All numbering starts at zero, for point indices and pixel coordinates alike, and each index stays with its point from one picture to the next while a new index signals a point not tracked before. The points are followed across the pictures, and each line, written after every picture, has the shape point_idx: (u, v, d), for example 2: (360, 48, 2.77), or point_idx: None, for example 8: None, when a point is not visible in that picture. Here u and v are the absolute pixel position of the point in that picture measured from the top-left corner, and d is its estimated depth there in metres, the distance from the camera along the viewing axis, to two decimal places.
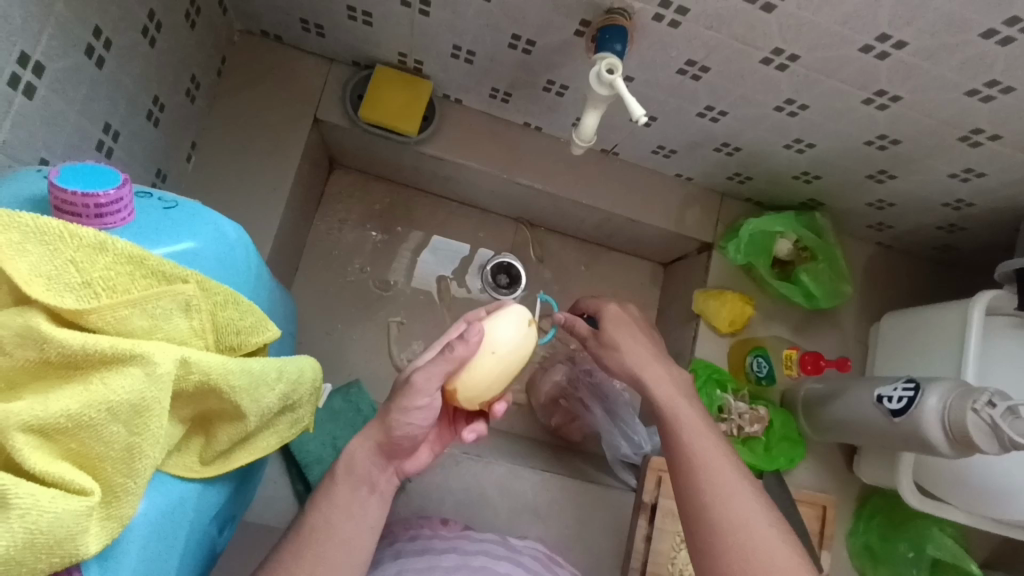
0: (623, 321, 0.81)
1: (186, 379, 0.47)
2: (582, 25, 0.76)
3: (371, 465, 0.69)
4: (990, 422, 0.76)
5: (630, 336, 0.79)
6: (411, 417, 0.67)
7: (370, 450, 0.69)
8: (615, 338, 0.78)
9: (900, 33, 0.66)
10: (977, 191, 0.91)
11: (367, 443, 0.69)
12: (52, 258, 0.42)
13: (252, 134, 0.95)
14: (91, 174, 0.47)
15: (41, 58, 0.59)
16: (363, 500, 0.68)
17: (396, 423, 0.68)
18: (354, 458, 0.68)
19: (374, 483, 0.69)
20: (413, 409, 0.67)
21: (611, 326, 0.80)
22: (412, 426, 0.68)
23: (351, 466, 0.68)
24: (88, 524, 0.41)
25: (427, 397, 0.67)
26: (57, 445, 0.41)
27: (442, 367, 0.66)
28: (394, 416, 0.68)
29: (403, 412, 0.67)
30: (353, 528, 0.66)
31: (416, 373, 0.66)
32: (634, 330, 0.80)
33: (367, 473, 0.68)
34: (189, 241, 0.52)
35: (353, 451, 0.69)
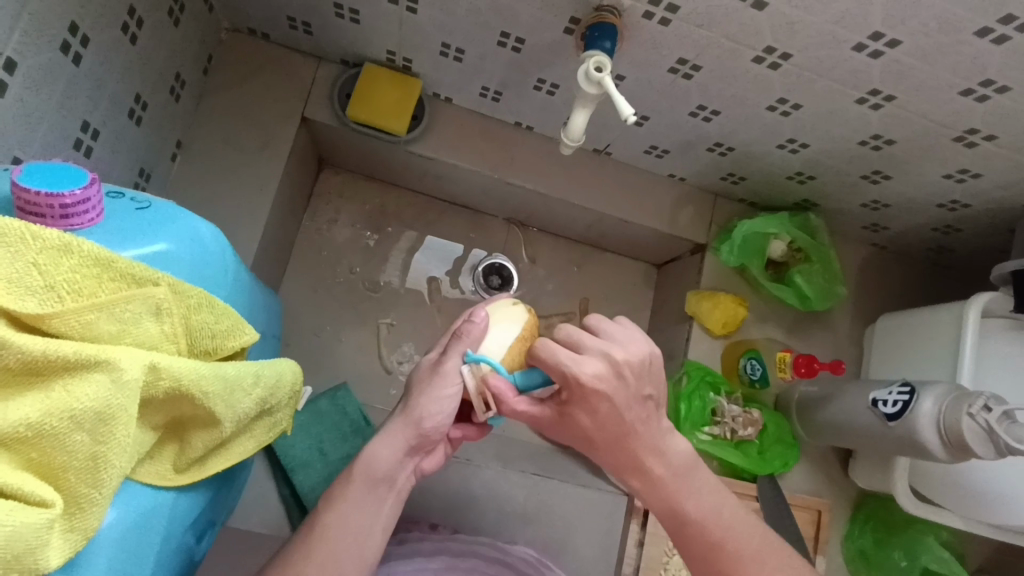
0: (606, 410, 0.60)
1: (155, 385, 0.45)
2: (572, 23, 0.75)
3: (393, 465, 0.66)
4: (986, 427, 0.74)
5: (614, 430, 0.62)
6: (444, 407, 0.65)
7: (396, 447, 0.66)
8: (590, 433, 0.63)
9: (893, 32, 0.65)
10: (973, 193, 0.90)
11: (392, 439, 0.66)
12: (13, 260, 0.40)
13: (239, 133, 0.93)
14: (57, 174, 0.45)
15: (14, 54, 0.57)
16: (379, 499, 0.66)
17: (427, 413, 0.65)
18: (375, 457, 0.65)
19: (394, 480, 0.67)
20: (443, 399, 0.65)
21: (586, 421, 0.62)
22: (441, 417, 0.66)
23: (373, 464, 0.65)
24: (50, 536, 0.40)
25: (456, 384, 0.64)
26: (17, 454, 0.39)
27: (463, 350, 0.64)
28: (426, 406, 0.65)
29: (433, 400, 0.65)
30: (365, 530, 0.64)
31: (445, 360, 0.64)
32: (620, 420, 0.61)
33: (387, 472, 0.66)
34: (161, 243, 0.51)
35: (374, 449, 0.66)
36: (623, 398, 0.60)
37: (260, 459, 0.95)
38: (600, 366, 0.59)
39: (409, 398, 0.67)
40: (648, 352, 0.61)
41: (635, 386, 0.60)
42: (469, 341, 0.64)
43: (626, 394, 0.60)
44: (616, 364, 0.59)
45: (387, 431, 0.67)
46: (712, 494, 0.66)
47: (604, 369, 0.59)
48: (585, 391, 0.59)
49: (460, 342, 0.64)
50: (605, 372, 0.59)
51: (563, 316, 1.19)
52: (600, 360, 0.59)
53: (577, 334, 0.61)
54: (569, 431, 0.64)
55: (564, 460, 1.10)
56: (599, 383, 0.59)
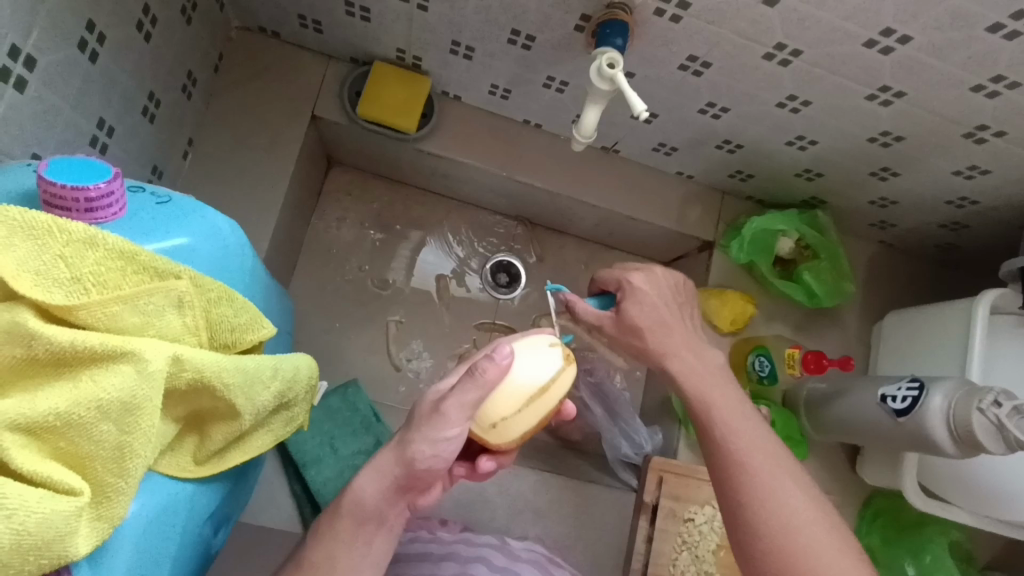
0: (649, 305, 0.76)
1: (178, 377, 0.46)
2: (582, 20, 0.75)
3: (382, 501, 0.64)
4: (996, 422, 0.74)
5: (659, 321, 0.76)
6: (439, 448, 0.62)
7: (383, 485, 0.63)
8: (638, 325, 0.76)
9: (904, 28, 0.65)
10: (982, 189, 0.90)
11: (381, 476, 0.63)
12: (40, 253, 0.41)
13: (250, 131, 0.94)
14: (81, 168, 0.46)
15: (32, 51, 0.57)
16: (368, 536, 0.64)
17: (420, 455, 0.62)
18: (362, 494, 0.63)
19: (384, 516, 0.65)
20: (440, 440, 0.61)
21: (634, 315, 0.77)
22: (437, 459, 0.62)
23: (360, 501, 0.63)
24: (77, 525, 0.40)
25: (458, 425, 0.61)
26: (46, 444, 0.40)
27: (472, 392, 0.60)
28: (416, 450, 0.61)
29: (428, 443, 0.61)
30: (357, 563, 0.64)
31: (447, 400, 0.60)
32: (659, 313, 0.77)
33: (375, 509, 0.64)
34: (181, 237, 0.51)
35: (359, 487, 0.63)
36: (662, 297, 0.78)
37: (272, 456, 0.96)
38: (647, 276, 0.79)
39: (404, 430, 0.64)
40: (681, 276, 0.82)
41: (671, 292, 0.79)
42: (479, 384, 0.60)
43: (667, 296, 0.78)
44: (657, 274, 0.79)
45: (376, 466, 0.64)
46: (762, 437, 0.64)
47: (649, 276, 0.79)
48: (633, 289, 0.78)
49: (473, 383, 0.60)
50: (650, 278, 0.79)
51: None
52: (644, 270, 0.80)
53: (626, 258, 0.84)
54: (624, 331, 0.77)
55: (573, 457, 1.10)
56: (647, 284, 0.78)
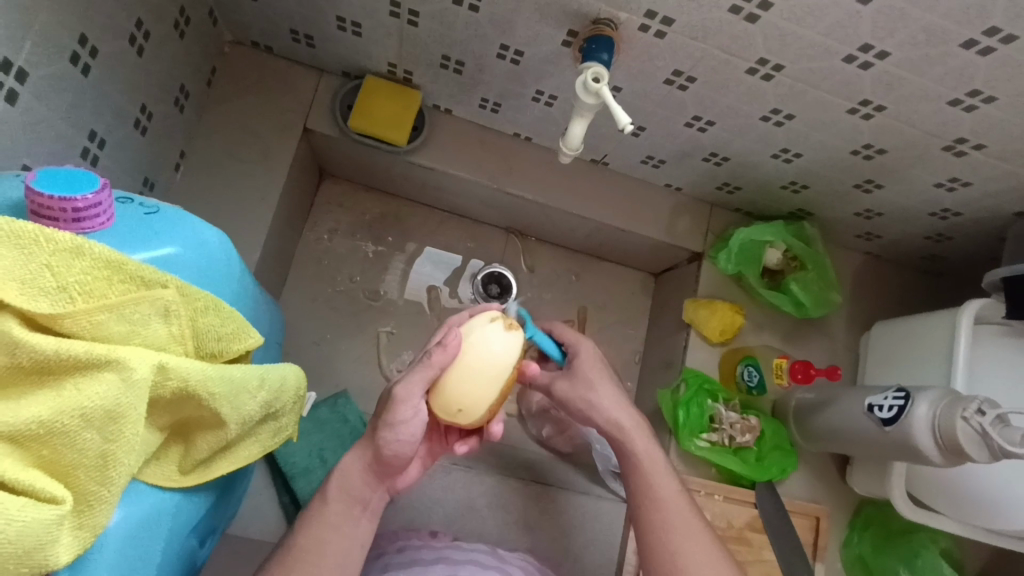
0: (597, 371, 0.76)
1: (164, 386, 0.46)
2: (569, 36, 0.77)
3: (364, 484, 0.68)
4: (979, 430, 0.75)
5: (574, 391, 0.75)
6: (400, 432, 0.66)
7: (360, 471, 0.68)
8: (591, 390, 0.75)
9: (881, 44, 0.67)
10: (963, 201, 0.91)
11: (357, 462, 0.68)
12: (26, 262, 0.41)
13: (240, 144, 0.94)
14: (68, 179, 0.46)
15: (24, 64, 0.58)
16: (355, 521, 0.68)
17: (386, 441, 0.66)
18: (347, 479, 0.68)
19: (367, 503, 0.69)
20: (400, 423, 0.65)
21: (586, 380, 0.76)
22: (402, 442, 0.67)
23: (346, 484, 0.68)
24: (59, 533, 0.41)
25: (413, 408, 0.64)
26: (28, 452, 0.40)
27: (419, 376, 0.63)
28: (385, 434, 0.66)
29: (391, 427, 0.66)
30: (346, 546, 0.67)
31: (398, 386, 0.64)
32: (609, 385, 0.76)
33: (361, 494, 0.68)
34: (169, 247, 0.52)
35: (343, 472, 0.68)
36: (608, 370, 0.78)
37: (261, 466, 0.96)
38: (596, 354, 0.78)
39: (374, 421, 0.68)
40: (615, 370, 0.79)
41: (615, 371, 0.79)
42: (428, 369, 0.63)
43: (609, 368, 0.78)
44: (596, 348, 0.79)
45: (358, 451, 0.69)
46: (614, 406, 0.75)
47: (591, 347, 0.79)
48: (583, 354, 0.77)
49: (423, 368, 0.63)
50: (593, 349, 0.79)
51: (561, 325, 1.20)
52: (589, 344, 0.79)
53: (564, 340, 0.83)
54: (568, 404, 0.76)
55: (563, 467, 1.10)
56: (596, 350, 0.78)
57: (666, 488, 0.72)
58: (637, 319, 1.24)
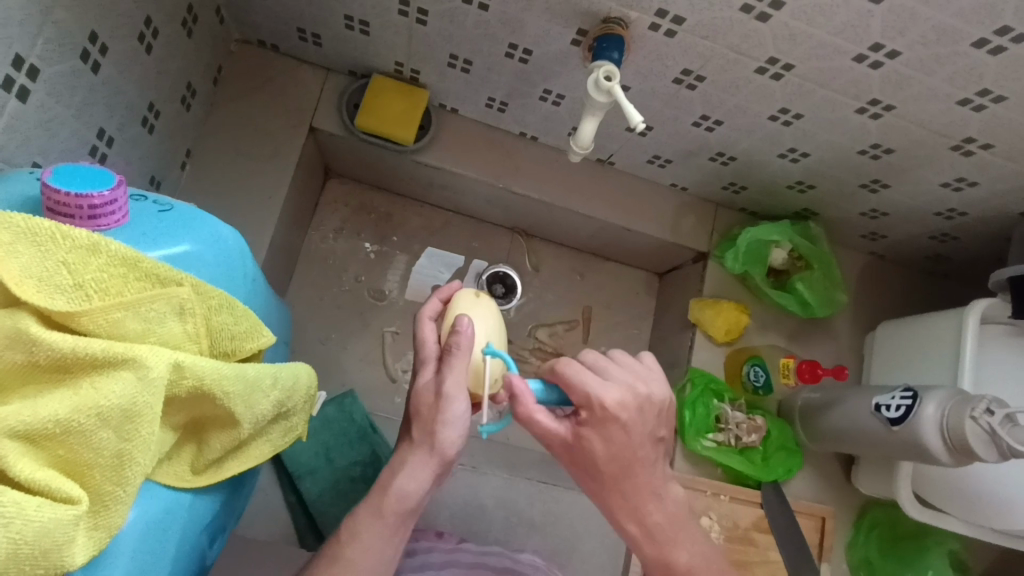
0: (619, 437, 0.64)
1: (179, 384, 0.46)
2: (579, 35, 0.76)
3: (422, 492, 0.65)
4: (988, 429, 0.75)
5: (609, 463, 0.66)
6: (459, 427, 0.64)
7: (423, 479, 0.64)
8: (600, 460, 0.65)
9: (893, 43, 0.67)
10: (970, 201, 0.91)
11: (421, 471, 0.64)
12: (43, 259, 0.41)
13: (247, 142, 0.94)
14: (84, 176, 0.47)
15: (36, 61, 0.58)
16: (401, 528, 0.66)
17: (447, 440, 0.63)
18: (404, 490, 0.64)
19: (418, 508, 0.66)
20: (456, 420, 0.63)
21: (598, 448, 0.64)
22: (462, 436, 0.64)
23: (403, 497, 0.64)
24: (75, 534, 0.40)
25: (464, 401, 0.63)
26: (44, 451, 0.40)
27: (459, 365, 0.63)
28: (443, 434, 0.63)
29: (450, 425, 0.63)
30: (389, 551, 0.65)
31: (445, 382, 0.63)
32: (631, 451, 0.65)
33: (416, 501, 0.65)
34: (184, 243, 0.52)
35: (401, 482, 0.64)
36: (640, 430, 0.64)
37: (268, 465, 0.96)
38: (622, 392, 0.63)
39: (422, 427, 0.65)
40: (666, 395, 0.66)
41: (651, 425, 0.65)
42: (463, 354, 0.64)
43: (638, 428, 0.64)
44: (636, 394, 0.63)
45: (407, 462, 0.64)
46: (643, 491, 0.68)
47: (627, 397, 0.63)
48: (605, 415, 0.62)
49: (459, 357, 0.64)
50: (627, 399, 0.62)
51: (567, 325, 1.20)
52: (625, 388, 0.63)
53: (602, 361, 0.65)
54: (575, 454, 0.67)
55: None
56: (620, 404, 0.62)
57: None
58: (641, 319, 1.24)
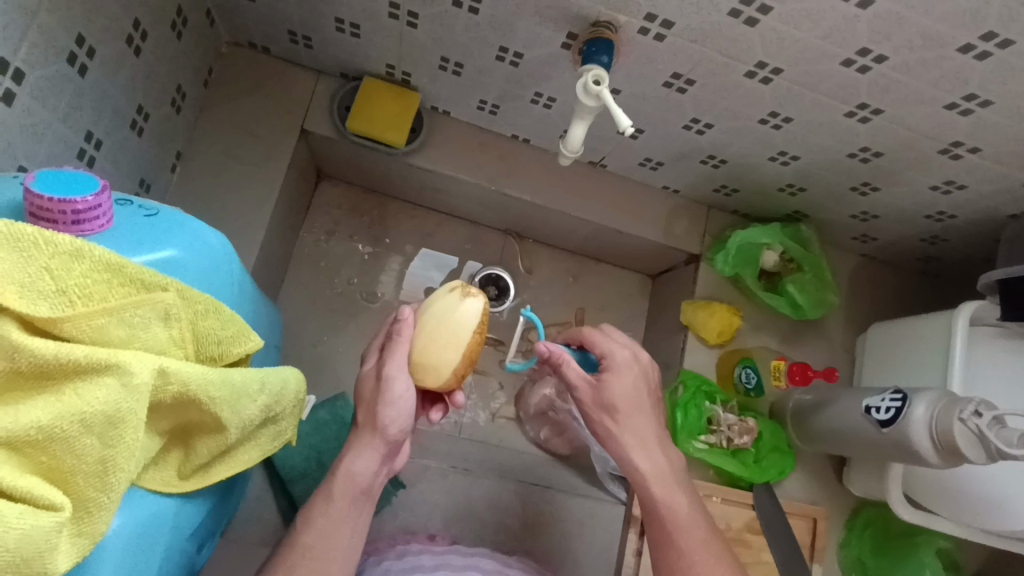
0: (631, 386, 0.69)
1: (164, 390, 0.46)
2: (569, 39, 0.77)
3: (370, 474, 0.66)
4: (977, 432, 0.75)
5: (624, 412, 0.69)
6: (398, 408, 0.65)
7: (371, 459, 0.66)
8: (615, 405, 0.68)
9: (880, 48, 0.67)
10: (959, 203, 0.92)
11: (368, 449, 0.66)
12: (26, 266, 0.41)
13: (238, 145, 0.94)
14: (67, 181, 0.47)
15: (22, 65, 0.58)
16: (359, 512, 0.66)
17: (388, 420, 0.66)
18: (352, 471, 0.65)
19: (372, 491, 0.67)
20: (397, 401, 0.65)
21: (614, 394, 0.68)
22: (401, 417, 0.66)
23: (351, 477, 0.65)
24: (58, 541, 0.40)
25: (405, 381, 0.65)
26: (27, 457, 0.40)
27: (399, 349, 0.65)
28: (384, 415, 0.65)
29: (391, 406, 0.65)
30: (350, 540, 0.65)
31: (387, 364, 0.64)
32: (638, 403, 0.69)
33: (365, 484, 0.66)
34: (170, 249, 0.52)
35: (350, 461, 0.65)
36: (646, 384, 0.70)
37: (260, 468, 0.96)
38: (631, 349, 0.71)
39: (365, 410, 0.67)
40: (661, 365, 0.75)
41: (650, 379, 0.71)
42: (404, 339, 0.65)
43: (642, 381, 0.70)
44: (642, 355, 0.71)
45: (357, 442, 0.66)
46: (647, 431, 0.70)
47: (637, 354, 0.71)
48: (621, 365, 0.69)
49: (399, 342, 0.65)
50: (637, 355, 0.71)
51: (559, 327, 1.20)
52: (635, 350, 0.71)
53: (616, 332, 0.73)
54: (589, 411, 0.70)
55: (561, 469, 1.10)
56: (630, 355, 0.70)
57: (692, 540, 0.66)
58: (634, 321, 1.24)
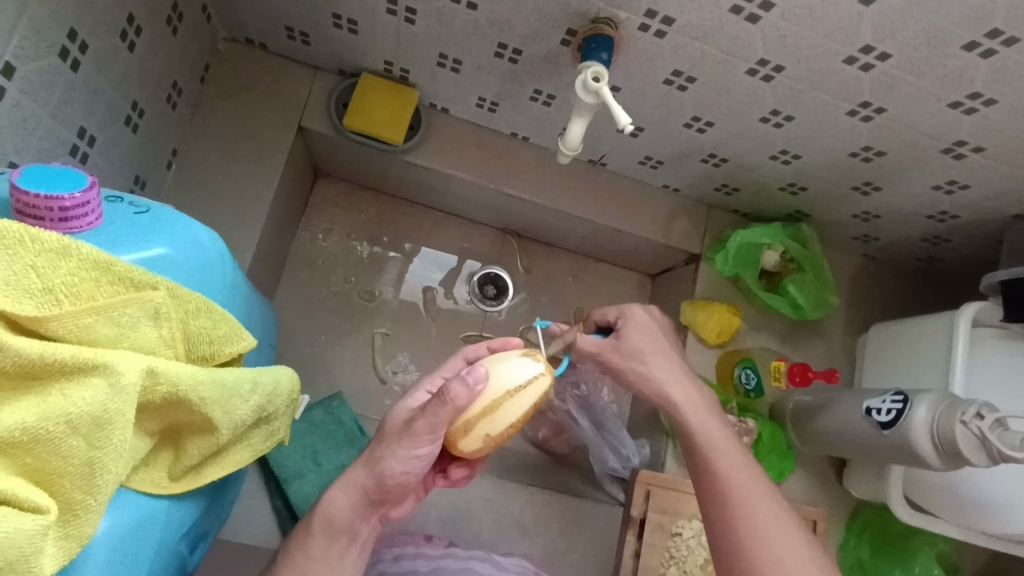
0: (646, 333, 0.77)
1: (153, 390, 0.45)
2: (568, 35, 0.76)
3: (352, 517, 0.65)
4: (979, 434, 0.74)
5: (646, 352, 0.76)
6: (409, 465, 0.63)
7: (351, 499, 0.65)
8: (637, 352, 0.76)
9: (883, 45, 0.66)
10: (961, 204, 0.91)
11: (351, 490, 0.65)
12: (11, 263, 0.40)
13: (234, 142, 0.93)
14: (57, 178, 0.46)
15: (11, 59, 0.57)
16: (340, 551, 0.65)
17: (389, 471, 0.63)
18: (334, 509, 0.64)
19: (355, 532, 0.66)
20: (410, 459, 0.63)
21: (632, 342, 0.77)
22: (405, 474, 0.64)
23: (332, 517, 0.64)
24: (44, 544, 0.39)
25: (429, 444, 0.62)
26: (11, 459, 0.39)
27: (440, 413, 0.59)
28: (386, 466, 0.63)
29: (400, 461, 0.63)
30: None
31: (418, 421, 0.60)
32: (655, 345, 0.77)
33: (348, 524, 0.65)
34: (160, 247, 0.51)
35: (332, 502, 0.65)
36: (658, 329, 0.79)
37: (255, 469, 0.95)
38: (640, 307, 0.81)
39: (373, 449, 0.65)
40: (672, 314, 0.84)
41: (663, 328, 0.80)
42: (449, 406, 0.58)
43: (658, 330, 0.79)
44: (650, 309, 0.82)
45: (348, 479, 0.65)
46: (664, 365, 0.75)
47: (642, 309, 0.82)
48: (631, 317, 0.79)
49: (441, 406, 0.58)
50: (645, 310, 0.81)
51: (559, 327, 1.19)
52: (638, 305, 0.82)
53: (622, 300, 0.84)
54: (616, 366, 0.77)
55: (559, 471, 1.09)
56: (641, 312, 0.80)
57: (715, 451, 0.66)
58: None
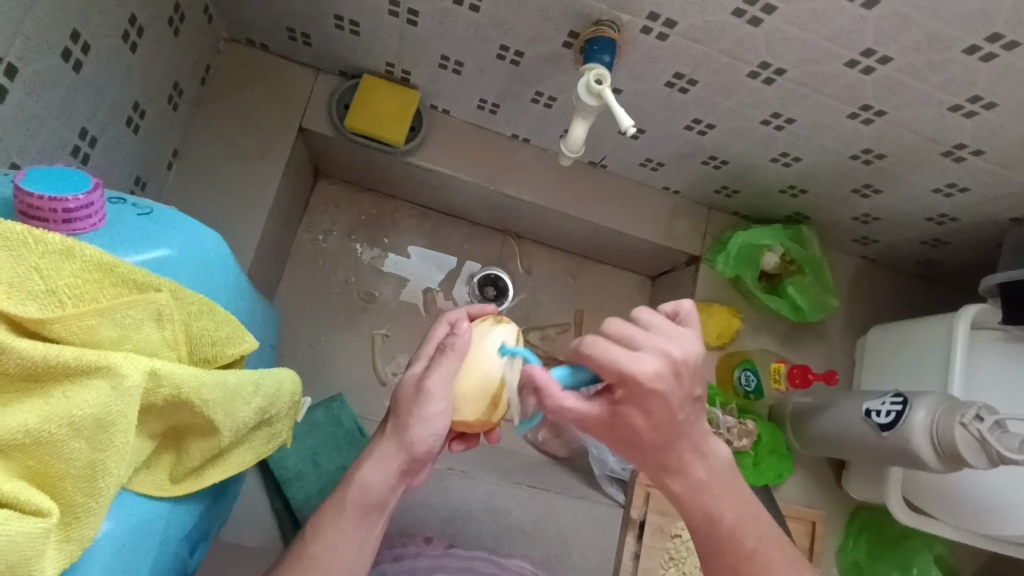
0: (660, 408, 0.56)
1: (155, 393, 0.45)
2: (571, 37, 0.76)
3: (385, 490, 0.65)
4: (978, 436, 0.75)
5: (664, 433, 0.59)
6: (433, 425, 0.63)
7: (388, 472, 0.64)
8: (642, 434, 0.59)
9: (885, 49, 0.66)
10: (961, 207, 0.91)
11: (383, 463, 0.64)
12: (15, 265, 0.40)
13: (235, 142, 0.93)
14: (60, 179, 0.46)
15: (15, 59, 0.57)
16: (371, 525, 0.65)
17: (418, 437, 0.63)
18: (367, 485, 0.64)
19: (386, 505, 0.66)
20: (433, 418, 0.63)
21: (640, 422, 0.57)
22: (432, 437, 0.64)
23: (367, 490, 0.64)
24: (46, 547, 0.39)
25: (446, 400, 0.62)
26: (14, 462, 0.39)
27: (448, 366, 0.62)
28: (414, 432, 0.63)
29: (424, 421, 0.63)
30: (355, 555, 0.64)
31: (429, 378, 0.62)
32: (671, 421, 0.57)
33: (379, 498, 0.65)
34: (163, 249, 0.51)
35: (364, 475, 0.64)
36: (679, 399, 0.55)
37: (254, 469, 0.95)
38: (659, 358, 0.53)
39: (398, 419, 0.64)
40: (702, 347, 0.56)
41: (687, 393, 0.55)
42: (455, 355, 0.62)
43: (679, 396, 0.55)
44: (672, 358, 0.54)
45: (376, 453, 0.65)
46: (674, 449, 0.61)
47: (664, 364, 0.53)
48: (643, 389, 0.54)
49: (447, 356, 0.63)
50: (664, 369, 0.53)
51: (559, 328, 1.19)
52: (657, 357, 0.53)
53: (628, 327, 0.55)
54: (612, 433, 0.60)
55: (559, 472, 1.09)
56: (656, 370, 0.53)
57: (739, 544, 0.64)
58: None
